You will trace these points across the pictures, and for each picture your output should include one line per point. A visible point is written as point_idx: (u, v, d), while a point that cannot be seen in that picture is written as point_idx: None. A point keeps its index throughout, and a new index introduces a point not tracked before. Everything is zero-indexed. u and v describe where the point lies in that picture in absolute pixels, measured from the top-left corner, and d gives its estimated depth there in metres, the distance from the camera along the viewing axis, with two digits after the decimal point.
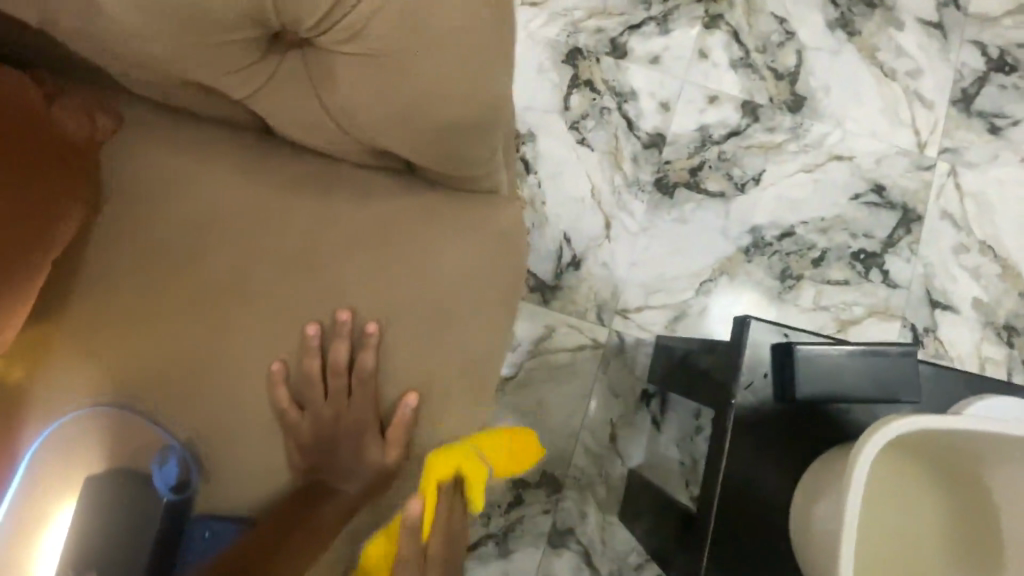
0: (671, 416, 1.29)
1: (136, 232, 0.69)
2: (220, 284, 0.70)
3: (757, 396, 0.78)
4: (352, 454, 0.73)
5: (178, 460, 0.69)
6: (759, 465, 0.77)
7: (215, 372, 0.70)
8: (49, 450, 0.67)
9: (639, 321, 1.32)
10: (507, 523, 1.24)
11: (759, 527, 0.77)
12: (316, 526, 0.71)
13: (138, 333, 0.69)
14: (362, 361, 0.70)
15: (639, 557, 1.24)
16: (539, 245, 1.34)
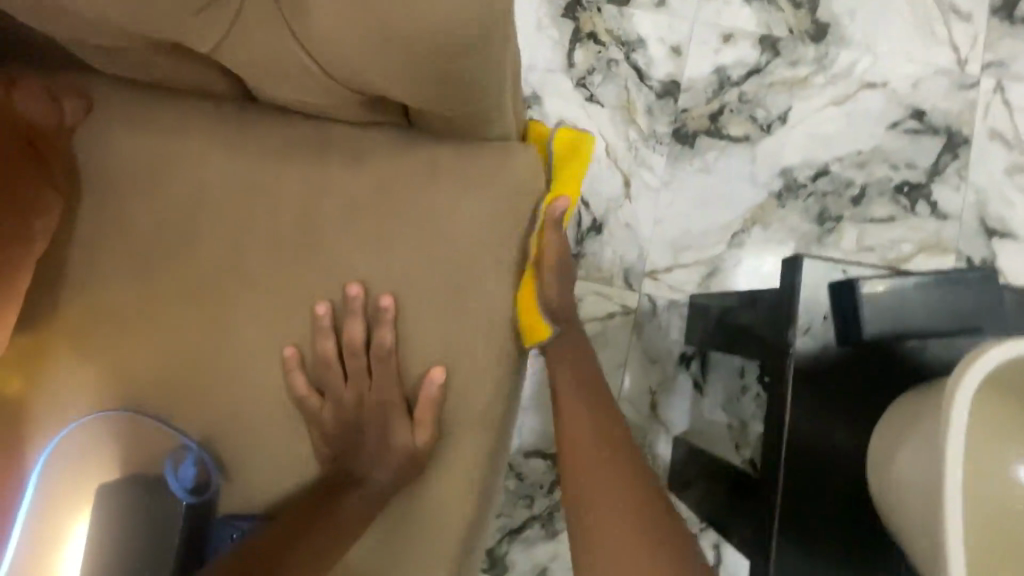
0: (714, 377, 1.22)
1: (123, 222, 0.65)
2: (225, 270, 0.66)
3: (818, 341, 0.71)
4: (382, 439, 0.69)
5: (195, 459, 0.66)
6: (825, 414, 0.70)
7: (225, 362, 0.66)
8: (56, 463, 0.65)
9: (670, 282, 1.24)
10: (552, 504, 1.19)
11: (830, 482, 0.70)
12: (348, 514, 0.66)
13: (145, 332, 0.66)
14: (382, 339, 0.67)
15: (693, 526, 1.18)
16: None
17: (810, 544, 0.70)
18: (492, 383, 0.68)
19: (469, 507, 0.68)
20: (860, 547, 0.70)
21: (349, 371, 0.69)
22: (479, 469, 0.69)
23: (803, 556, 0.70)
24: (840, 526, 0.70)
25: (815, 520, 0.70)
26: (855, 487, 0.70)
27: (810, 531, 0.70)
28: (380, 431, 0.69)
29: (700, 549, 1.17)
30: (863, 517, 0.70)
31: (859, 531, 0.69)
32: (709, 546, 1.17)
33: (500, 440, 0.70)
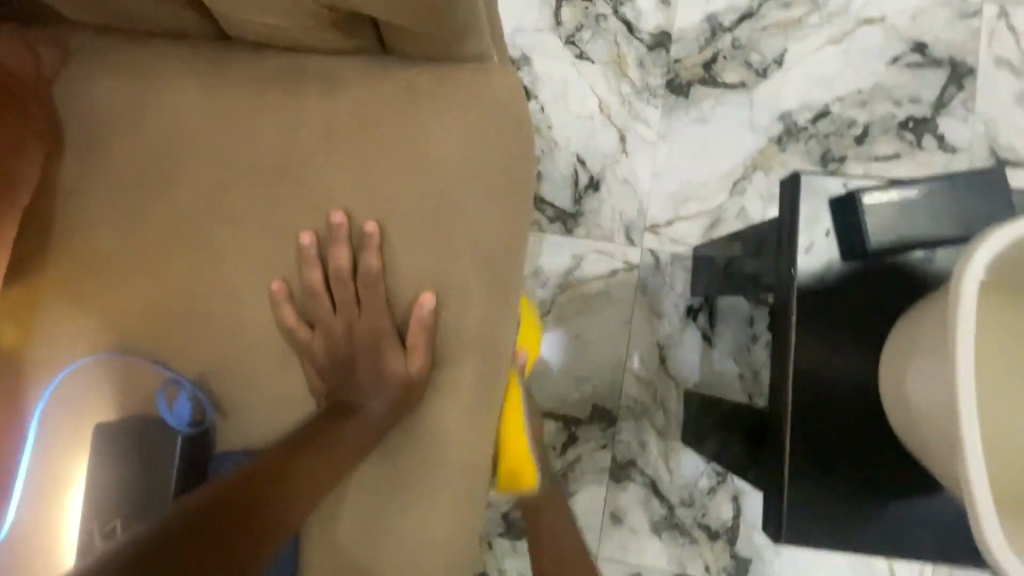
0: (723, 328, 1.20)
1: (107, 168, 0.68)
2: (216, 217, 0.68)
3: (821, 259, 0.68)
4: (377, 380, 0.68)
5: (190, 397, 0.66)
6: (830, 332, 0.68)
7: (217, 299, 0.68)
8: (53, 414, 0.66)
9: (672, 235, 1.22)
10: (565, 465, 1.19)
11: (842, 403, 0.68)
12: (344, 440, 0.65)
13: (145, 282, 0.68)
14: (371, 273, 0.67)
15: (710, 479, 1.16)
16: (549, 171, 1.24)
17: (827, 471, 0.67)
18: (486, 313, 0.68)
19: (471, 442, 0.68)
20: (881, 471, 0.66)
21: (343, 313, 0.69)
22: (479, 403, 0.68)
23: (821, 483, 0.67)
24: (857, 449, 0.67)
25: (830, 445, 0.67)
26: (870, 408, 0.67)
27: (825, 457, 0.67)
28: (374, 370, 0.69)
29: (718, 501, 1.15)
30: (880, 437, 0.67)
31: (878, 455, 0.67)
32: (727, 498, 1.15)
33: (498, 375, 0.69)
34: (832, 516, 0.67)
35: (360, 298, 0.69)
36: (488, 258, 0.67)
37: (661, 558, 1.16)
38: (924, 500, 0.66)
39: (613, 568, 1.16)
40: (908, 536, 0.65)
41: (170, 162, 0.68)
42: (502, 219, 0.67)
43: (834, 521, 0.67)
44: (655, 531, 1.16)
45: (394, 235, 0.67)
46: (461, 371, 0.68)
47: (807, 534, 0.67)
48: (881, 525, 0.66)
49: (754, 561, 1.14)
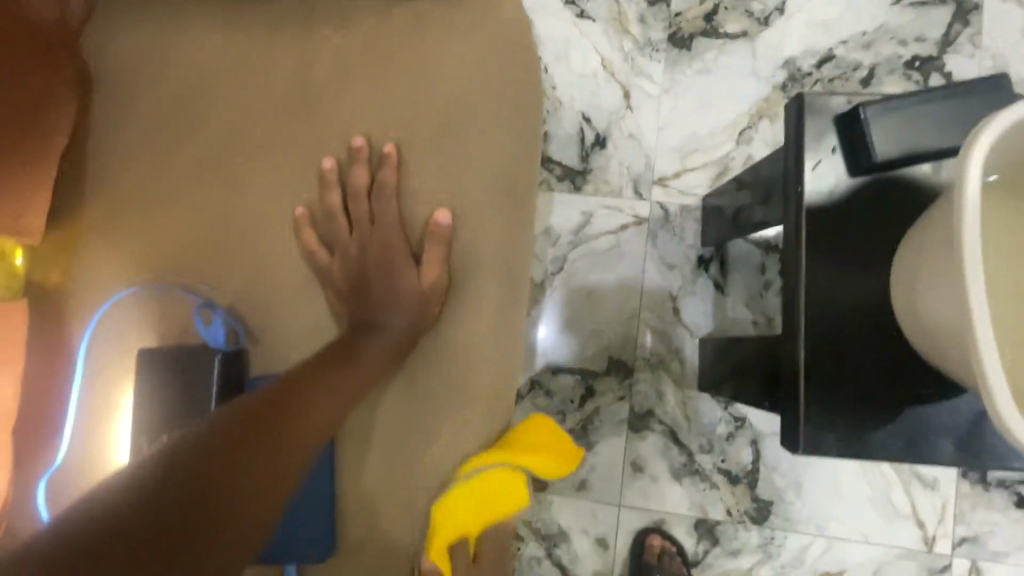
0: (735, 277, 1.20)
1: (139, 123, 0.78)
2: (241, 162, 0.78)
3: (828, 178, 0.69)
4: (397, 298, 0.77)
5: (224, 322, 0.76)
6: (844, 250, 0.68)
7: (242, 230, 0.77)
8: (99, 349, 0.75)
9: (680, 186, 1.23)
10: (583, 418, 1.21)
11: (858, 321, 0.68)
12: (361, 363, 0.72)
13: (198, 237, 0.77)
14: (389, 201, 0.78)
15: (728, 425, 1.18)
16: (555, 130, 1.26)
17: (845, 386, 0.67)
18: (493, 230, 0.77)
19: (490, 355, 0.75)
20: (903, 386, 0.66)
21: (375, 256, 0.78)
22: (495, 327, 0.76)
23: (839, 398, 0.67)
24: (876, 365, 0.67)
25: (847, 361, 0.67)
26: (887, 323, 0.67)
27: (842, 372, 0.67)
28: (391, 292, 0.77)
29: (737, 446, 1.17)
30: (899, 351, 0.67)
31: (899, 370, 0.66)
32: (746, 443, 1.17)
33: (514, 309, 0.76)
34: (854, 431, 0.66)
35: (374, 216, 0.79)
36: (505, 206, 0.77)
37: (682, 504, 1.17)
38: (944, 412, 0.66)
39: (636, 515, 1.18)
40: (929, 447, 0.66)
41: (217, 131, 0.78)
42: (512, 169, 0.76)
43: (856, 437, 0.66)
44: (676, 477, 1.18)
45: (419, 190, 0.79)
46: (478, 287, 0.78)
47: (827, 450, 0.67)
48: (902, 437, 0.66)
49: (776, 503, 1.16)
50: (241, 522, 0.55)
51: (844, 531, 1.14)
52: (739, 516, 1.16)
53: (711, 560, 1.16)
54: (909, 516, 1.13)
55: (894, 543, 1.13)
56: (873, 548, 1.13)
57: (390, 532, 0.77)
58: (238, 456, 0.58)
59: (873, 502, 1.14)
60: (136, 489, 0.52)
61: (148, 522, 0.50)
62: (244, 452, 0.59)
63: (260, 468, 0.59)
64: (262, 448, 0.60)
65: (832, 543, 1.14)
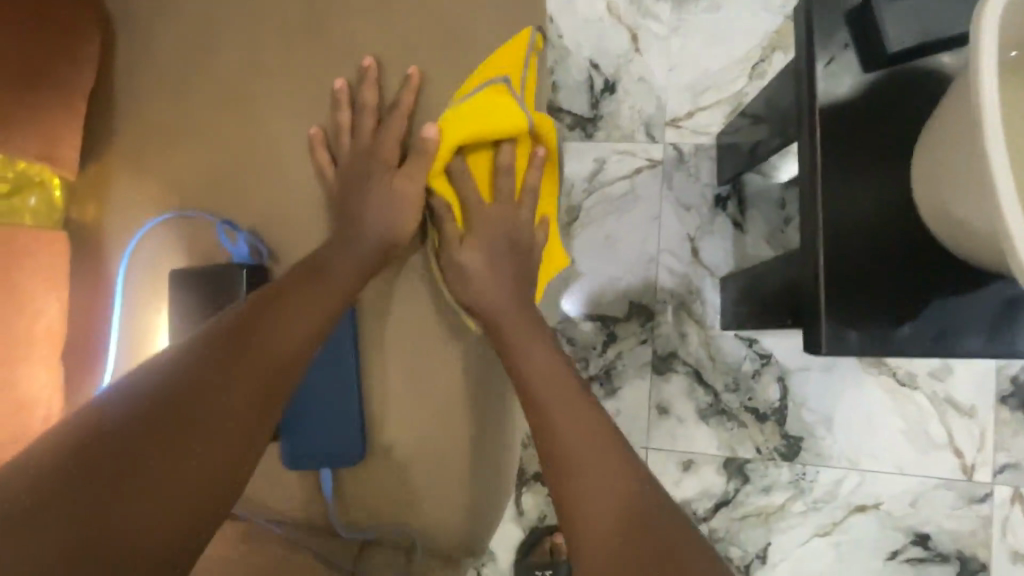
0: (754, 213, 1.19)
1: (157, 79, 0.81)
2: (259, 111, 0.81)
3: (841, 76, 0.67)
4: (388, 206, 0.79)
5: (247, 241, 0.79)
6: (864, 147, 0.66)
7: (263, 177, 0.81)
8: (138, 276, 0.81)
9: (693, 126, 1.22)
10: (606, 363, 1.21)
11: (883, 219, 0.66)
12: (326, 285, 0.73)
13: (225, 183, 0.81)
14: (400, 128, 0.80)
15: (753, 363, 1.17)
16: (563, 79, 1.25)
17: (869, 286, 0.66)
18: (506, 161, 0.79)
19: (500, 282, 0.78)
20: (928, 281, 0.65)
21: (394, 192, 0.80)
22: None
23: (863, 299, 0.66)
24: (900, 262, 0.65)
25: (871, 260, 0.66)
26: (912, 219, 0.66)
27: (865, 273, 0.66)
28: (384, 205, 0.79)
29: (764, 382, 1.16)
30: (924, 248, 0.65)
31: (925, 265, 0.65)
32: (773, 379, 1.16)
33: None
34: (879, 330, 0.65)
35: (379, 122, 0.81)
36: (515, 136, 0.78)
37: (710, 444, 1.17)
38: (973, 306, 0.65)
39: (664, 456, 1.19)
40: (959, 341, 0.65)
41: (234, 80, 0.81)
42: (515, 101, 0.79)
43: (882, 336, 0.65)
44: (702, 418, 1.18)
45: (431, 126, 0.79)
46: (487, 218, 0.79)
47: (851, 352, 0.66)
48: (929, 332, 0.65)
49: (806, 439, 1.14)
50: (222, 444, 0.59)
51: (878, 463, 1.12)
52: (769, 453, 1.15)
53: (742, 498, 1.16)
54: (946, 446, 1.11)
55: (931, 474, 1.11)
56: (910, 479, 1.11)
57: (425, 455, 0.81)
58: (211, 386, 0.60)
59: (908, 433, 1.12)
60: (120, 424, 0.54)
61: (126, 447, 0.53)
62: (215, 381, 0.61)
63: (234, 396, 0.61)
64: (235, 376, 0.62)
65: (866, 476, 1.12)
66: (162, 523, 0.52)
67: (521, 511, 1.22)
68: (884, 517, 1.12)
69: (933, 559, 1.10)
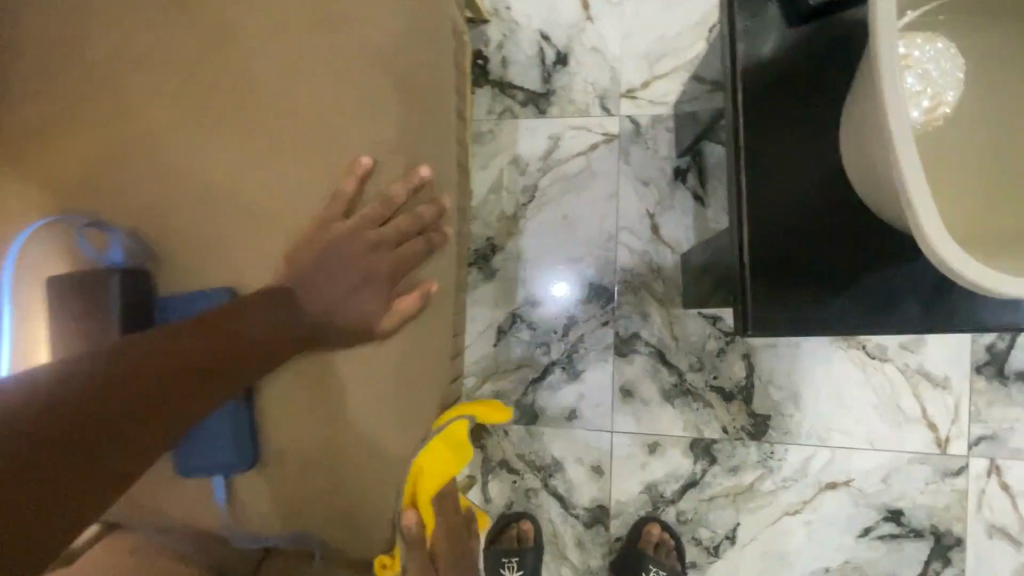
0: (715, 185, 1.14)
1: (30, 65, 0.73)
2: (148, 99, 0.73)
3: (762, 36, 0.62)
4: (361, 295, 0.71)
5: (120, 241, 0.72)
6: (787, 111, 0.62)
7: (155, 171, 0.74)
8: (19, 286, 0.70)
9: (650, 96, 1.16)
10: (568, 347, 1.18)
11: (809, 189, 0.62)
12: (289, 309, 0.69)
13: (145, 189, 0.74)
14: (414, 223, 0.73)
15: (718, 341, 1.13)
16: (513, 54, 1.20)
17: (798, 261, 0.62)
18: (425, 147, 0.76)
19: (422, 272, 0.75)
20: (856, 254, 0.61)
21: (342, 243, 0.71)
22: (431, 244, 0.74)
23: (791, 276, 0.62)
24: (829, 235, 0.61)
25: (799, 234, 0.62)
26: (840, 187, 0.62)
27: (792, 246, 0.62)
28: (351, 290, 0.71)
29: (729, 362, 1.12)
30: (851, 217, 0.61)
31: (852, 236, 0.61)
32: (739, 357, 1.12)
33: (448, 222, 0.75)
34: (808, 306, 0.61)
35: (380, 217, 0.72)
36: (415, 123, 0.75)
37: (676, 425, 1.14)
38: (907, 280, 0.61)
39: (630, 440, 1.16)
40: (892, 316, 0.61)
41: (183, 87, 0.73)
42: (427, 82, 0.75)
43: (812, 313, 0.61)
44: (667, 400, 1.15)
45: (333, 120, 0.73)
46: (419, 209, 0.74)
47: (779, 333, 0.62)
48: (860, 308, 0.61)
49: (774, 418, 1.11)
50: (119, 464, 0.57)
51: (848, 439, 1.08)
52: (736, 434, 1.12)
53: (710, 479, 1.13)
54: (920, 419, 1.06)
55: (905, 449, 1.07)
56: (882, 455, 1.07)
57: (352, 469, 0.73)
58: (128, 401, 0.58)
59: (880, 408, 1.08)
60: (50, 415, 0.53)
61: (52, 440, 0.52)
62: (134, 394, 0.58)
63: (147, 415, 0.59)
64: (153, 396, 0.60)
65: (837, 453, 1.09)
66: (40, 538, 0.49)
67: (488, 499, 1.21)
68: (856, 494, 1.08)
69: (907, 535, 1.07)
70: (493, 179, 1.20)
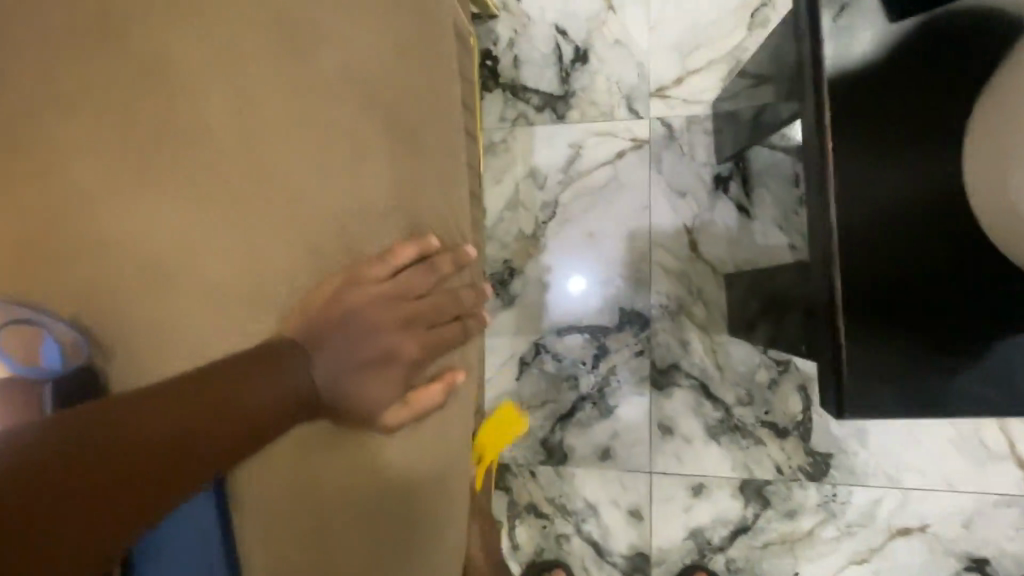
0: (762, 194, 1.00)
1: None
2: (34, 128, 0.53)
3: (838, 58, 0.56)
4: (377, 375, 0.52)
5: (58, 336, 0.50)
6: (870, 134, 0.56)
7: (36, 227, 0.52)
8: None
9: (683, 95, 1.02)
10: (599, 380, 1.06)
11: (891, 226, 0.56)
12: (292, 388, 0.49)
13: (30, 238, 0.52)
14: (453, 305, 0.56)
15: (769, 371, 1.01)
16: (526, 52, 1.06)
17: (886, 314, 0.56)
18: (421, 180, 0.57)
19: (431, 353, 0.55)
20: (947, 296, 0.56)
21: (359, 314, 0.52)
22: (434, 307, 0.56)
23: (880, 333, 0.56)
24: (915, 279, 0.56)
25: (881, 278, 0.56)
26: (923, 223, 0.57)
27: (875, 298, 0.56)
28: (361, 367, 0.52)
29: (783, 392, 1.00)
30: (934, 258, 0.56)
31: (937, 278, 0.56)
32: (793, 388, 1.00)
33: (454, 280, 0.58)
34: (905, 368, 0.55)
35: (416, 289, 0.54)
36: (404, 148, 0.56)
37: (723, 465, 1.02)
38: (1000, 325, 0.56)
39: (671, 481, 1.04)
40: (993, 368, 0.55)
41: (93, 106, 0.53)
42: (421, 95, 0.57)
43: (908, 375, 0.55)
44: (712, 437, 1.02)
45: (301, 142, 0.54)
46: (446, 272, 0.56)
47: (882, 405, 0.55)
48: (959, 363, 0.55)
49: (836, 456, 0.98)
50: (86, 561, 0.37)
51: (922, 479, 0.96)
52: (792, 474, 1.00)
53: (762, 525, 1.01)
54: (1007, 457, 0.94)
55: (989, 489, 0.94)
56: (962, 497, 0.95)
57: None
58: (108, 469, 0.39)
59: (960, 444, 0.95)
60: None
61: None
62: (117, 459, 0.40)
63: (134, 489, 0.40)
64: (142, 462, 0.40)
65: (909, 495, 0.96)
66: None
67: (516, 544, 1.08)
68: (934, 541, 0.96)
69: None
70: (508, 195, 1.07)
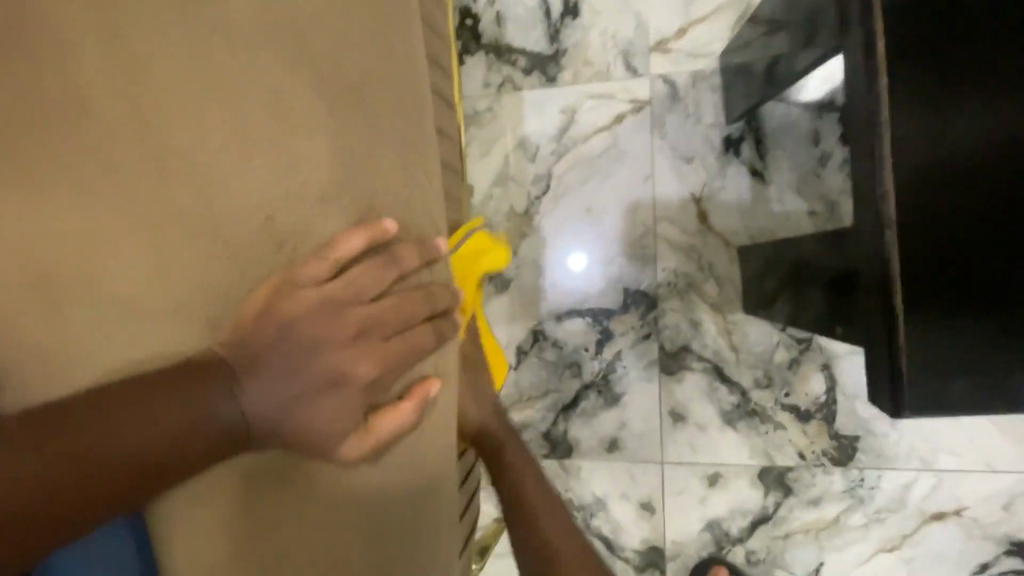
0: (778, 155, 0.90)
1: None
2: None
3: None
4: (332, 398, 0.43)
5: None
6: (919, 75, 0.48)
7: None
8: None
9: (687, 48, 0.92)
10: (604, 367, 0.98)
11: (935, 183, 0.48)
12: (219, 419, 0.39)
13: None
14: (421, 305, 0.49)
15: (789, 350, 0.92)
16: (509, 9, 0.95)
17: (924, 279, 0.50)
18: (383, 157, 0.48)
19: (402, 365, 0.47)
20: None
21: (300, 326, 0.42)
22: (404, 305, 0.47)
23: (940, 309, 0.48)
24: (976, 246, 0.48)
25: (940, 245, 0.48)
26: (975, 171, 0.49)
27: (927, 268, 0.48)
28: (308, 395, 0.42)
29: (805, 372, 0.92)
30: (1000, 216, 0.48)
31: (1005, 242, 0.48)
32: (816, 368, 0.92)
33: (421, 283, 0.50)
34: (961, 347, 0.48)
35: (376, 292, 0.46)
36: (353, 132, 0.48)
37: (741, 452, 0.95)
38: None
39: (685, 471, 0.96)
40: None
41: None
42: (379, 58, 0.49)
43: (961, 354, 0.48)
44: (728, 422, 0.95)
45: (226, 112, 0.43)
46: (413, 267, 0.49)
47: (947, 402, 0.48)
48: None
49: (863, 439, 0.91)
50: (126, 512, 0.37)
51: (959, 461, 0.89)
52: (816, 459, 0.92)
53: (785, 514, 0.94)
54: None
55: None
56: (1002, 478, 0.88)
57: None
58: (57, 514, 0.34)
59: (1000, 421, 0.88)
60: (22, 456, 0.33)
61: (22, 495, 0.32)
62: (68, 499, 0.34)
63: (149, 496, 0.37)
64: (95, 502, 0.35)
65: (945, 477, 0.89)
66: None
67: None
68: (970, 525, 0.89)
69: None
70: (497, 169, 0.98)
